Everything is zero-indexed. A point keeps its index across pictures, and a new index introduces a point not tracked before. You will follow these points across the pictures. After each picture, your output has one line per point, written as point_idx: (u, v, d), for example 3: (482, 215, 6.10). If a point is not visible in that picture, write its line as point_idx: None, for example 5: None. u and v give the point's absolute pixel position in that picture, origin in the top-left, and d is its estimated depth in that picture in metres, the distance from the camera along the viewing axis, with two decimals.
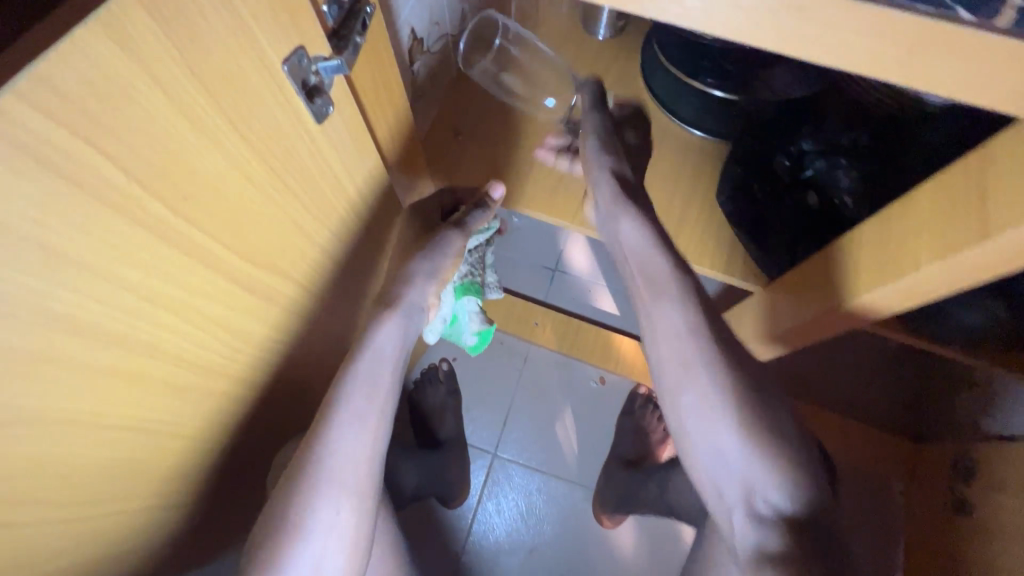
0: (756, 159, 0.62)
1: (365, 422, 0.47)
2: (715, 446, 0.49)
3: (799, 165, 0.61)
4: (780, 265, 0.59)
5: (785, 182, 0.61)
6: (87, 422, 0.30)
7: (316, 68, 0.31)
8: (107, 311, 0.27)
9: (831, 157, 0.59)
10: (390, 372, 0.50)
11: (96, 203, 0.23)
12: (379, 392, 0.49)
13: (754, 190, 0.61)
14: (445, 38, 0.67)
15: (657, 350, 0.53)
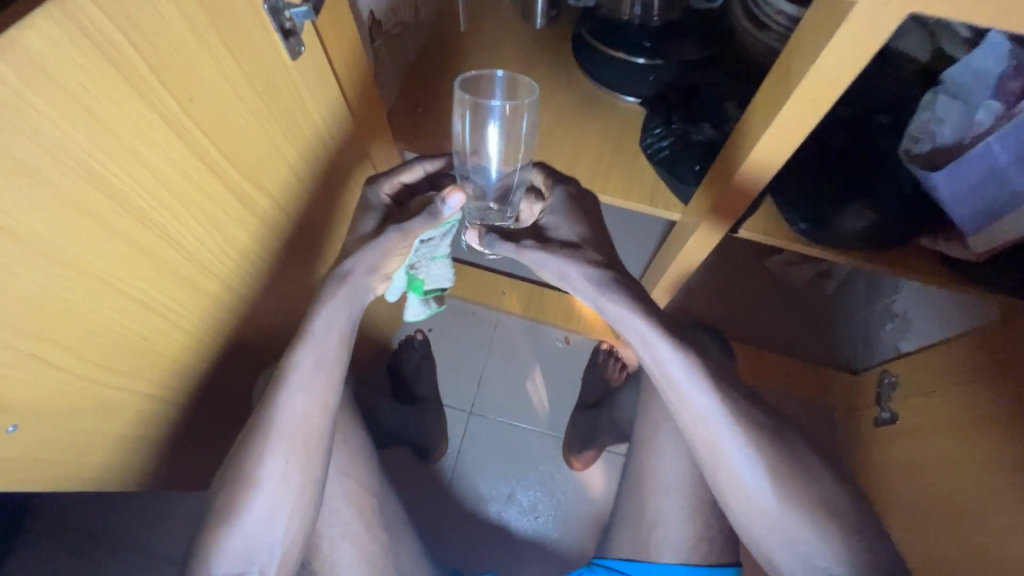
0: (668, 105, 0.80)
1: (301, 388, 0.64)
2: (760, 505, 0.59)
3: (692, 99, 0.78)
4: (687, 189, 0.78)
5: (687, 116, 0.78)
6: (120, 258, 0.45)
7: (289, 14, 0.50)
8: (124, 166, 0.41)
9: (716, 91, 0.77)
10: (333, 345, 0.66)
11: (121, 77, 0.38)
12: (322, 357, 0.65)
13: (666, 124, 0.79)
14: (400, 24, 0.83)
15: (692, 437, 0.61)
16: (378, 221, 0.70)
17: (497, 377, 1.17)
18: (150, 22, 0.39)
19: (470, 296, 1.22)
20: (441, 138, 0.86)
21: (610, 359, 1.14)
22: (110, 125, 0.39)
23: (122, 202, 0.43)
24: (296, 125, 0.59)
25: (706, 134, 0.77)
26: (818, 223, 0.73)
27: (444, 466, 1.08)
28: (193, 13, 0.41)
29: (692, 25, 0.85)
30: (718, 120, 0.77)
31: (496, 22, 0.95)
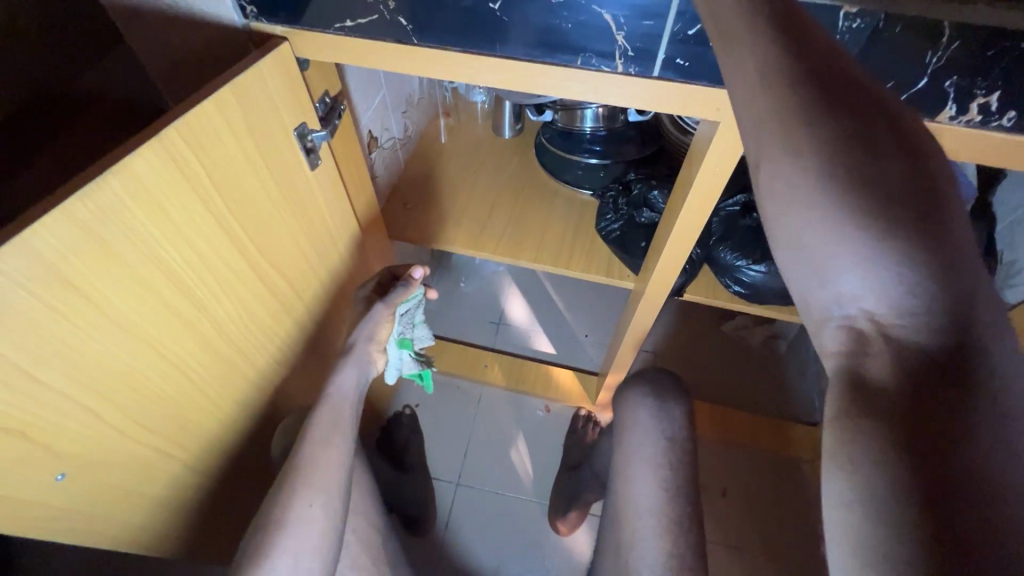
0: (614, 195, 0.97)
1: (323, 440, 0.74)
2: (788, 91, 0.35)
3: (630, 189, 0.95)
4: (637, 262, 0.93)
5: (628, 202, 0.94)
6: (170, 332, 0.55)
7: (311, 137, 0.65)
8: (184, 259, 0.53)
9: (648, 182, 0.93)
10: (345, 408, 0.78)
11: (193, 191, 0.51)
12: (338, 416, 0.77)
13: (613, 211, 0.96)
14: (393, 139, 1.00)
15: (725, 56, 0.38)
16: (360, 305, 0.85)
17: (482, 448, 1.22)
18: (216, 150, 0.53)
19: (455, 370, 1.31)
20: (428, 227, 1.01)
21: (589, 424, 1.21)
22: (178, 223, 0.51)
23: (177, 283, 0.53)
24: (311, 221, 0.72)
25: (648, 216, 0.92)
26: (748, 283, 0.87)
27: (433, 540, 1.10)
28: (244, 140, 0.55)
29: (633, 131, 1.04)
30: (654, 203, 0.91)
31: (472, 133, 1.15)
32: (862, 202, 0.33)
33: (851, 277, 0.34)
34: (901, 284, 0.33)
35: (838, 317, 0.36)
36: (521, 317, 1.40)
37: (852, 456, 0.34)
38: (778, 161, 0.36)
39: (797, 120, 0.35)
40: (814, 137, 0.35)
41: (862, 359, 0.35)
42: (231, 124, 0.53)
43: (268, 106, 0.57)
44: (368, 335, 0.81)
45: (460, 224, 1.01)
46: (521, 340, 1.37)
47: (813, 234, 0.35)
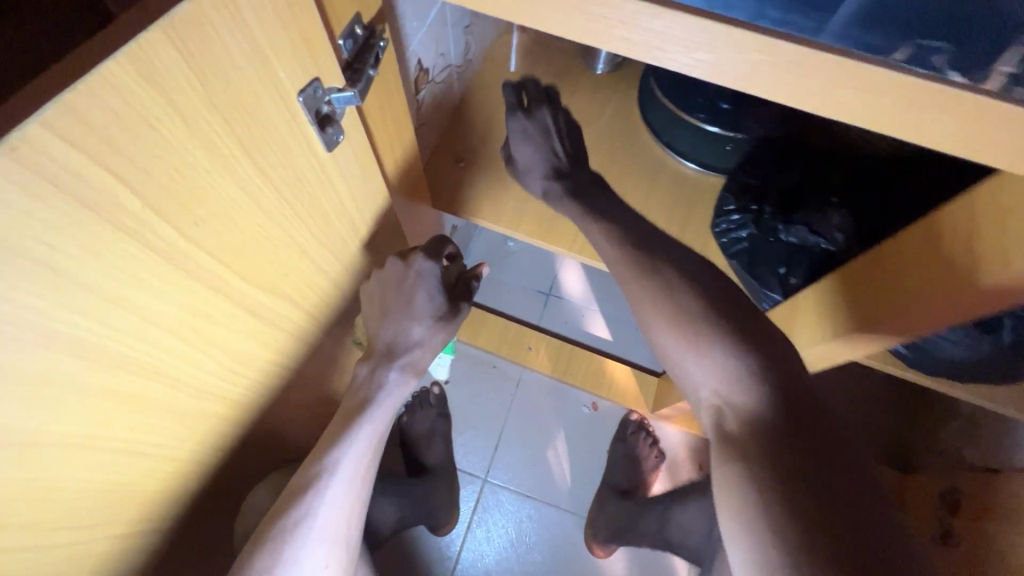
0: (757, 200, 0.67)
1: (347, 484, 0.55)
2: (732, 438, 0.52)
3: (791, 203, 0.66)
4: (773, 298, 0.66)
5: (780, 216, 0.65)
6: (94, 418, 0.36)
7: (328, 99, 0.39)
8: (104, 328, 0.32)
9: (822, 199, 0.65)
10: (377, 424, 0.57)
11: (108, 224, 0.29)
12: (370, 448, 0.57)
13: (749, 222, 0.66)
14: (449, 68, 0.71)
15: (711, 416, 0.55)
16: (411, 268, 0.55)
17: (516, 443, 1.08)
18: (146, 147, 0.28)
19: (493, 349, 1.12)
20: (485, 199, 0.75)
21: (641, 433, 1.04)
22: (84, 279, 0.29)
23: (98, 357, 0.33)
24: (327, 219, 0.48)
25: (800, 236, 0.64)
26: (918, 345, 0.62)
27: (453, 539, 1.00)
28: (203, 122, 0.31)
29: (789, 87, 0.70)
30: (819, 223, 0.64)
31: (554, 62, 0.83)
32: (724, 357, 0.53)
33: (718, 373, 0.53)
34: (757, 435, 0.50)
35: None
36: (576, 292, 1.17)
37: (744, 523, 0.46)
38: (675, 334, 0.56)
39: (682, 323, 0.55)
40: (697, 331, 0.55)
41: None
42: (173, 96, 0.28)
43: (247, 50, 0.31)
44: (447, 338, 0.58)
45: (529, 200, 0.75)
46: (571, 320, 1.16)
47: (692, 357, 0.55)
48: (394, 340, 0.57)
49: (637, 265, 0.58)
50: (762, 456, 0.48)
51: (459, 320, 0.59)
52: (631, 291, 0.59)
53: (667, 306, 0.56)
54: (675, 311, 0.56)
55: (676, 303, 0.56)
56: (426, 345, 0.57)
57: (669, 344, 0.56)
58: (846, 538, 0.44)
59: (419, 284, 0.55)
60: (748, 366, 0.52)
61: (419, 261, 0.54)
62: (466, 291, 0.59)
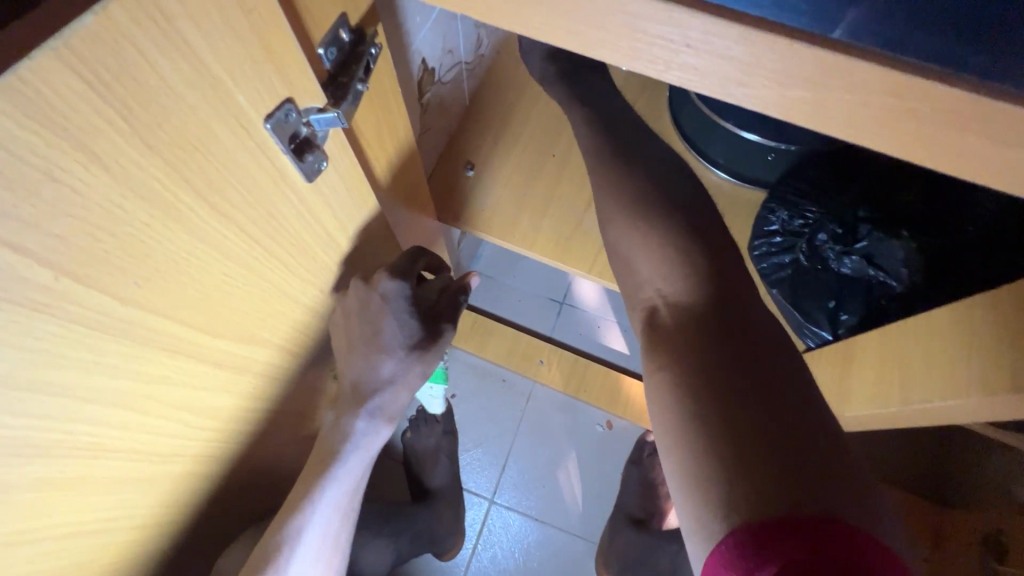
0: (807, 226, 0.58)
1: (313, 549, 0.50)
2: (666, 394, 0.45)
3: (851, 233, 0.57)
4: (818, 338, 0.58)
5: (837, 249, 0.57)
6: (24, 511, 0.30)
7: (307, 120, 0.32)
8: (25, 417, 0.26)
9: (888, 228, 0.56)
10: (350, 479, 0.51)
11: (12, 304, 0.22)
12: (340, 506, 0.51)
13: (798, 251, 0.59)
14: (458, 66, 0.63)
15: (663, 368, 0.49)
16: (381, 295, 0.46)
17: (524, 462, 1.02)
18: (52, 206, 0.22)
19: (502, 362, 1.06)
20: (495, 214, 0.68)
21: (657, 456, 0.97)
22: None
23: (14, 450, 0.27)
24: (310, 253, 0.41)
25: (852, 267, 0.56)
26: None
27: (456, 564, 0.95)
28: (135, 165, 0.24)
29: None
30: (878, 254, 0.56)
31: None
32: (670, 257, 0.49)
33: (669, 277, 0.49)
34: (694, 341, 0.44)
35: None
36: (592, 302, 1.09)
37: (677, 431, 0.41)
38: (626, 236, 0.52)
39: (633, 221, 0.52)
40: (641, 231, 0.51)
41: None
42: (87, 140, 0.21)
43: (193, 74, 0.24)
44: (423, 371, 0.50)
45: (544, 216, 0.67)
46: (586, 333, 1.08)
47: (639, 255, 0.51)
48: (362, 377, 0.49)
49: (599, 165, 0.56)
50: (698, 360, 0.43)
51: (440, 348, 0.50)
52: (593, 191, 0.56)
53: (616, 200, 0.54)
54: (627, 208, 0.53)
55: (627, 201, 0.53)
56: (401, 382, 0.50)
57: (617, 243, 0.53)
58: (790, 451, 0.37)
59: (387, 310, 0.47)
60: (695, 269, 0.48)
61: (384, 283, 0.45)
62: (449, 311, 0.51)
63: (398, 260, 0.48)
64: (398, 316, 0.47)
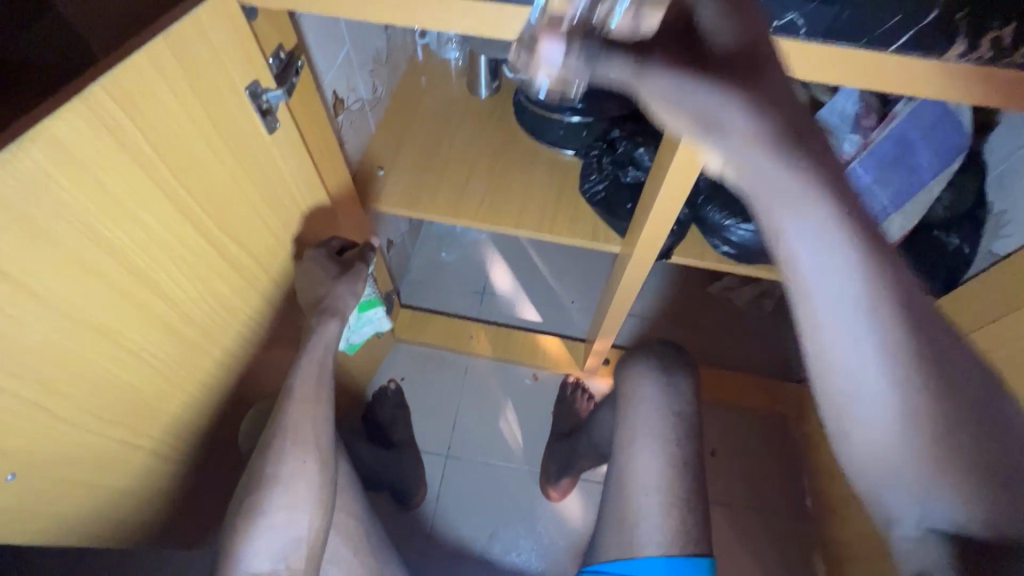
0: (597, 155, 0.93)
1: (301, 394, 0.74)
2: (846, 326, 0.37)
3: (615, 147, 0.92)
4: (623, 224, 0.89)
5: (611, 161, 0.91)
6: (119, 316, 0.51)
7: (266, 98, 0.59)
8: (129, 239, 0.49)
9: (633, 141, 0.90)
10: (319, 359, 0.76)
11: (133, 161, 0.46)
12: (315, 368, 0.76)
13: (593, 173, 0.92)
14: (361, 101, 0.94)
15: (801, 271, 0.37)
16: (315, 260, 0.77)
17: (470, 418, 1.21)
18: (154, 112, 0.47)
19: (439, 341, 1.28)
20: (402, 195, 0.95)
21: (577, 391, 1.20)
22: (116, 196, 0.46)
23: (121, 262, 0.49)
24: (271, 191, 0.67)
25: (633, 176, 0.89)
26: (737, 243, 0.84)
27: (425, 510, 1.10)
28: (187, 101, 0.50)
29: (616, 86, 0.98)
30: (641, 161, 0.88)
31: (446, 93, 1.08)
32: (920, 395, 0.37)
33: (933, 499, 0.39)
34: (891, 290, 0.37)
35: (911, 524, 0.41)
36: (506, 286, 1.37)
37: (931, 479, 0.39)
38: (874, 418, 0.39)
39: (871, 381, 0.38)
40: (883, 374, 0.37)
41: (919, 523, 0.41)
42: (170, 81, 0.47)
43: (213, 58, 0.51)
44: (351, 291, 0.78)
45: (438, 192, 0.96)
46: (504, 308, 1.34)
47: (909, 475, 0.39)
48: (314, 299, 0.77)
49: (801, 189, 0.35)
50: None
51: (357, 273, 0.79)
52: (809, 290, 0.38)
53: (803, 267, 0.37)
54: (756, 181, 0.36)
55: (830, 239, 0.36)
56: (336, 295, 0.77)
57: (832, 335, 0.38)
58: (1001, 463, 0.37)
59: (316, 264, 0.77)
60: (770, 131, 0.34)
61: (310, 251, 0.77)
62: (362, 257, 0.82)
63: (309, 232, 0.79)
64: (324, 262, 0.78)
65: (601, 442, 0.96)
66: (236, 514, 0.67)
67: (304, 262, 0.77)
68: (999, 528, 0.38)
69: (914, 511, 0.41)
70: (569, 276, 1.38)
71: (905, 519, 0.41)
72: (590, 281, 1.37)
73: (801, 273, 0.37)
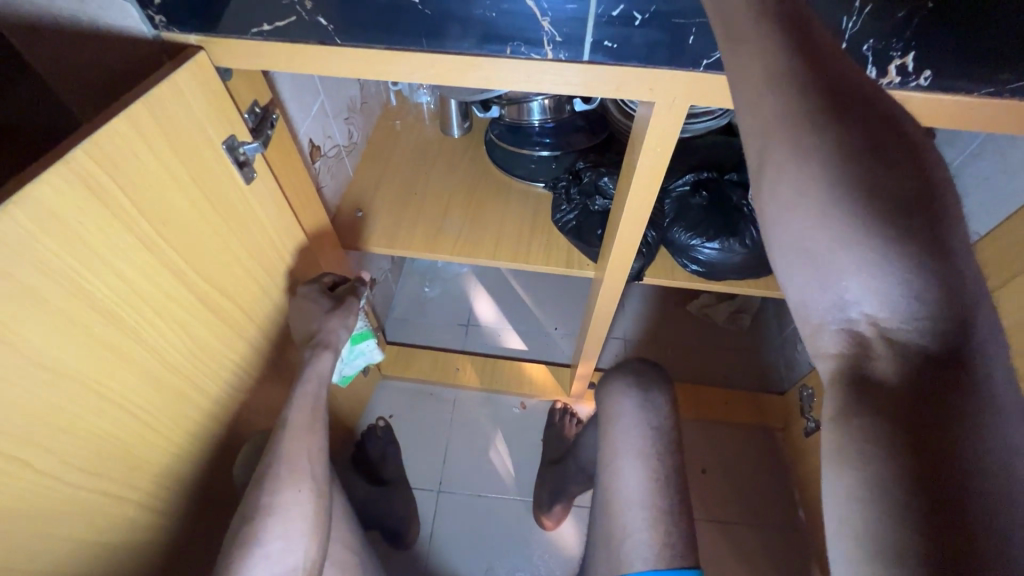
0: (566, 186, 0.97)
1: (296, 425, 0.75)
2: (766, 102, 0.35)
3: (582, 179, 0.96)
4: (596, 250, 0.93)
5: (580, 191, 0.95)
6: (101, 368, 0.52)
7: (243, 150, 0.62)
8: (110, 293, 0.50)
9: (598, 171, 0.95)
10: (315, 391, 0.77)
11: (115, 218, 0.49)
12: (310, 400, 0.77)
13: (563, 203, 0.97)
14: (337, 147, 0.98)
15: (733, 56, 0.37)
16: (309, 294, 0.80)
17: (460, 451, 1.21)
18: (134, 170, 0.50)
19: (426, 376, 1.28)
20: (381, 235, 0.98)
21: (566, 416, 1.21)
22: (99, 251, 0.48)
23: (103, 314, 0.50)
24: (251, 236, 0.69)
25: (601, 204, 0.93)
26: (704, 261, 0.88)
27: (419, 549, 1.09)
28: (166, 158, 0.53)
29: (580, 122, 1.05)
30: (605, 189, 0.94)
31: (420, 134, 1.13)
32: (836, 144, 0.34)
33: (851, 280, 0.34)
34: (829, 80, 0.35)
35: (840, 321, 0.36)
36: (489, 317, 1.39)
37: (846, 250, 0.34)
38: (786, 172, 0.35)
39: (782, 131, 0.35)
40: (795, 120, 0.34)
41: (862, 355, 0.35)
42: (150, 141, 0.50)
43: (191, 116, 0.54)
44: (343, 324, 0.80)
45: (416, 228, 0.99)
46: (489, 339, 1.36)
47: (823, 250, 0.35)
48: (307, 334, 0.79)
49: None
50: (880, 476, 0.32)
51: (349, 307, 0.80)
52: (734, 50, 0.37)
53: (731, 25, 0.37)
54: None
55: (746, 6, 0.36)
56: (328, 329, 0.78)
57: (753, 116, 0.36)
58: (946, 287, 0.32)
59: (308, 299, 0.79)
60: None
61: (303, 288, 0.80)
62: (352, 292, 0.84)
63: (294, 271, 0.82)
64: (312, 298, 0.79)
65: (589, 463, 0.97)
66: (231, 545, 0.65)
67: (296, 301, 0.80)
68: (925, 321, 0.33)
69: (832, 300, 0.35)
70: (551, 304, 1.41)
71: (824, 313, 0.36)
72: (572, 307, 1.40)
73: (733, 58, 0.37)
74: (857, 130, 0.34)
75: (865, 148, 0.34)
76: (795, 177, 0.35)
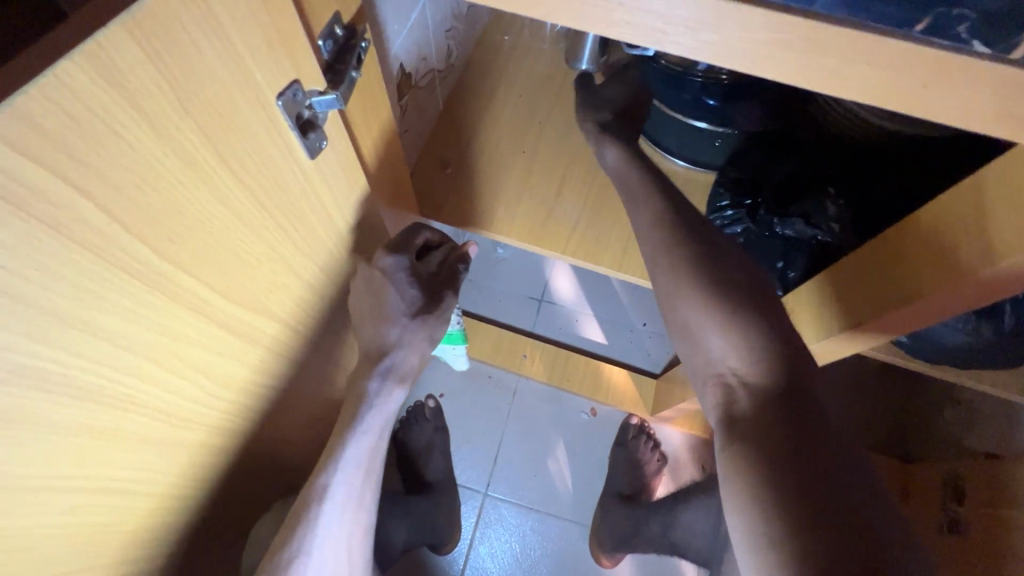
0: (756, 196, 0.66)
1: (339, 503, 0.56)
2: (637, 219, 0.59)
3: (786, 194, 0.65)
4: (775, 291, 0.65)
5: (777, 208, 0.65)
6: (66, 459, 0.33)
7: (310, 102, 0.37)
8: (74, 363, 0.29)
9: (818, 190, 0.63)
10: (365, 451, 0.58)
11: (75, 245, 0.26)
12: (361, 462, 0.58)
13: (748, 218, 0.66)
14: (432, 73, 0.70)
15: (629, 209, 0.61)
16: (393, 271, 0.54)
17: (515, 454, 1.05)
18: (114, 159, 0.26)
19: (487, 358, 1.09)
20: (473, 207, 0.73)
21: (641, 437, 1.02)
22: (48, 306, 0.26)
23: (65, 390, 0.30)
24: (310, 229, 0.46)
25: (797, 230, 0.62)
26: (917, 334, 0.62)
27: (455, 556, 0.98)
28: (176, 130, 0.29)
29: (772, 83, 0.65)
30: (817, 216, 0.62)
31: (539, 64, 0.82)
32: (684, 253, 0.55)
33: (710, 339, 0.52)
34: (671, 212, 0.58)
35: (716, 373, 0.52)
36: (568, 295, 1.14)
37: (700, 321, 0.53)
38: (664, 272, 0.56)
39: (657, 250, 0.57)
40: (653, 240, 0.57)
41: (737, 385, 0.51)
42: (143, 102, 0.26)
43: (223, 49, 0.29)
44: (428, 336, 0.58)
45: (519, 205, 0.74)
46: (563, 324, 1.13)
47: (694, 319, 0.53)
48: (377, 348, 0.57)
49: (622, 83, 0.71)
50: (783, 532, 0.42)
51: (442, 313, 0.58)
52: (625, 202, 0.62)
53: (624, 182, 0.63)
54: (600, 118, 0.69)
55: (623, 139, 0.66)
56: (409, 347, 0.57)
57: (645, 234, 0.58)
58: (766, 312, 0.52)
59: (388, 283, 0.54)
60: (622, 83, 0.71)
61: (383, 259, 0.54)
62: (449, 282, 0.59)
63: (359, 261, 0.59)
64: (393, 280, 0.54)
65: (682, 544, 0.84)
66: None
67: (365, 278, 0.54)
68: (761, 362, 0.50)
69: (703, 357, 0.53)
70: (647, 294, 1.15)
71: (704, 370, 0.53)
72: None
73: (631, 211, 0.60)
74: (696, 241, 0.55)
75: (699, 252, 0.55)
76: (663, 275, 0.56)
